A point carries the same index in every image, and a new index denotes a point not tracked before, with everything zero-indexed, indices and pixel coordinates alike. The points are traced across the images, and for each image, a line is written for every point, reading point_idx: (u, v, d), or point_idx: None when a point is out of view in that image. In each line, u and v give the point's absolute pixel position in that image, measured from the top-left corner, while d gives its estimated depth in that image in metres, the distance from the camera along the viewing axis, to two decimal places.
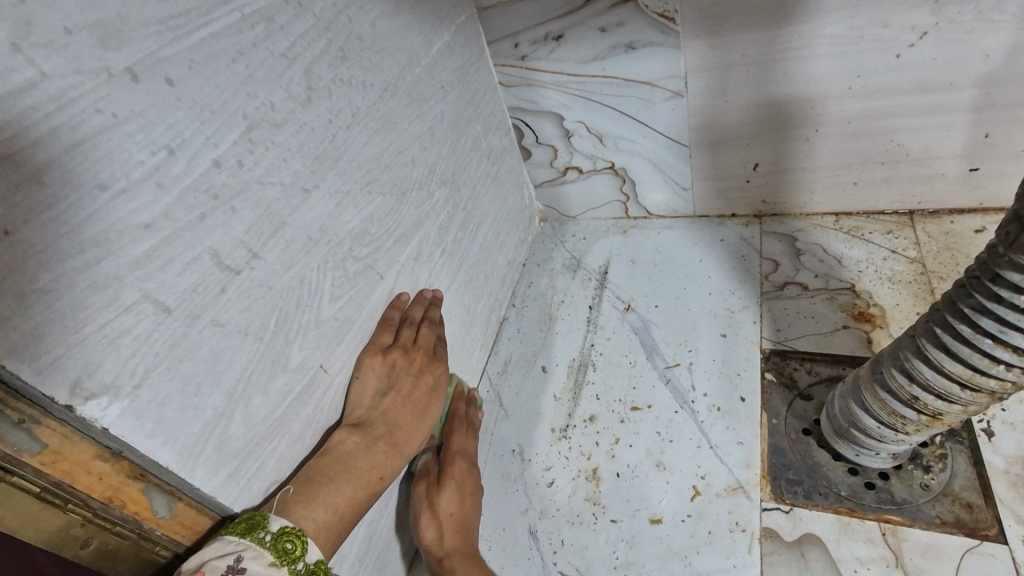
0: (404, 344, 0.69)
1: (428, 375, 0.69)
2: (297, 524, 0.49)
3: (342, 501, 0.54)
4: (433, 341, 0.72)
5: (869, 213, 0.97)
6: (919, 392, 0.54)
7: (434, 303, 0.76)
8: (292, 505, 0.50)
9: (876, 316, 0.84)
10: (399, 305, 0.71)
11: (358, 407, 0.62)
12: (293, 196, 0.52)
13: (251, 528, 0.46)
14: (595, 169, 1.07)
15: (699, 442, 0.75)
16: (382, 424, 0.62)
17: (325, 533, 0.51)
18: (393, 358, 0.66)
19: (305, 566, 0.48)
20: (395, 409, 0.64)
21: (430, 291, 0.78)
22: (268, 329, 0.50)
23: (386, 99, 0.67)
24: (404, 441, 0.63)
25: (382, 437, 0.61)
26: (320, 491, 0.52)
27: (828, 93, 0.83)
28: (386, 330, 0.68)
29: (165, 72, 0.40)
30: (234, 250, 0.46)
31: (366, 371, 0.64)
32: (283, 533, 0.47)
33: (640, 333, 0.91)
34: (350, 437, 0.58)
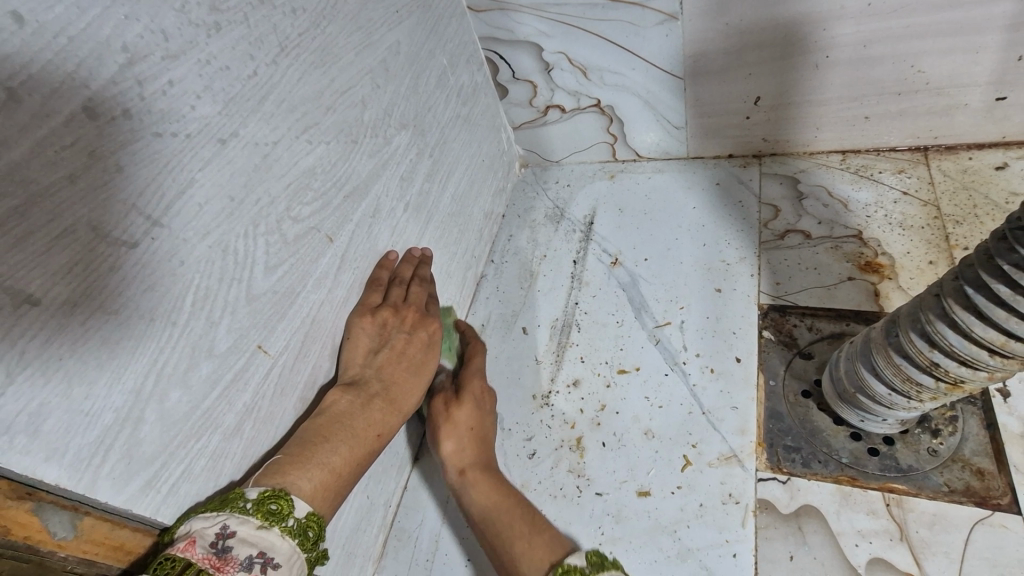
0: (394, 303, 0.65)
1: (423, 331, 0.65)
2: (288, 485, 0.47)
3: (338, 460, 0.52)
4: (427, 299, 0.69)
5: (879, 150, 0.89)
6: (940, 358, 0.48)
7: (424, 261, 0.74)
8: (284, 468, 0.48)
9: (885, 266, 0.77)
10: (387, 265, 0.69)
11: (351, 366, 0.61)
12: (203, 148, 0.43)
13: (228, 500, 0.44)
14: (579, 108, 0.96)
15: (691, 407, 0.70)
16: (377, 382, 0.60)
17: (323, 494, 0.49)
18: (383, 317, 0.63)
19: (295, 521, 0.45)
20: (390, 366, 0.62)
21: (419, 250, 0.75)
22: (182, 311, 0.42)
23: (322, 23, 0.55)
24: (402, 397, 0.61)
25: (377, 395, 0.59)
26: (312, 452, 0.50)
27: (845, 11, 0.72)
28: (374, 292, 0.65)
29: (6, 2, 0.30)
30: (126, 218, 0.38)
31: (356, 332, 0.62)
32: (265, 496, 0.44)
33: (629, 289, 0.84)
34: (343, 397, 0.57)
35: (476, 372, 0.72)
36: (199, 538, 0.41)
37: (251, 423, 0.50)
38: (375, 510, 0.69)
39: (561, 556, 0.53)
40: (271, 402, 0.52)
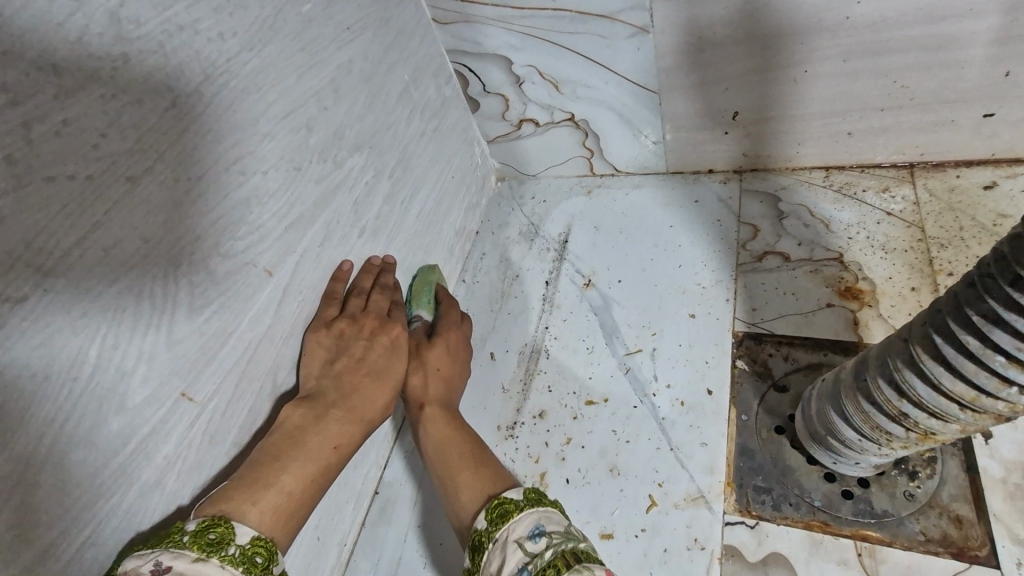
0: (352, 313, 0.65)
1: (383, 336, 0.65)
2: (234, 510, 0.47)
3: (290, 480, 0.52)
4: (389, 305, 0.69)
5: (863, 167, 0.85)
6: (909, 409, 0.45)
7: (386, 270, 0.73)
8: (230, 493, 0.48)
9: (865, 292, 0.73)
10: (341, 277, 0.66)
11: (308, 377, 0.60)
12: (108, 189, 0.40)
13: (165, 536, 0.43)
14: (553, 122, 0.93)
15: (659, 442, 0.66)
16: (335, 391, 0.59)
17: (274, 516, 0.49)
18: (340, 328, 0.63)
19: (238, 548, 0.45)
20: (349, 373, 0.61)
21: (381, 257, 0.73)
22: (84, 366, 0.39)
23: (257, 46, 0.52)
24: (362, 406, 0.61)
25: (334, 405, 0.58)
26: (263, 474, 0.50)
27: (820, 24, 0.69)
28: (329, 305, 0.64)
29: None
30: (10, 272, 0.35)
31: (312, 346, 0.61)
32: (204, 526, 0.44)
33: (600, 313, 0.81)
34: (297, 410, 0.56)
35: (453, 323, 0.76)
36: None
37: (173, 475, 0.47)
38: (327, 549, 0.66)
39: (500, 490, 0.58)
40: (198, 450, 0.49)
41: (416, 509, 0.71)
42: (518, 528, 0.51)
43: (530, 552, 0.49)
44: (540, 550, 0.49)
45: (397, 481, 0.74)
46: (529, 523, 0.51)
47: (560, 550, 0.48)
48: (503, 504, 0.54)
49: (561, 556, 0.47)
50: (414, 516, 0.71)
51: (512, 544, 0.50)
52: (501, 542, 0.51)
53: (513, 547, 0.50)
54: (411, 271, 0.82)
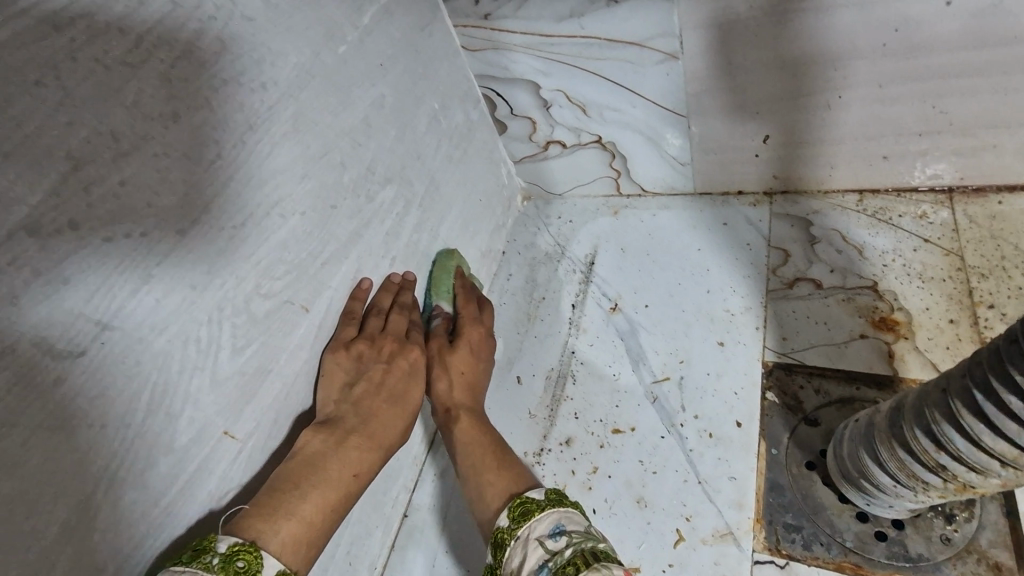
0: (371, 334, 0.64)
1: (402, 359, 0.64)
2: (255, 539, 0.46)
3: (310, 509, 0.50)
4: (407, 325, 0.67)
5: (899, 191, 0.83)
6: (947, 460, 0.45)
7: (405, 287, 0.71)
8: (250, 520, 0.47)
9: (901, 324, 0.72)
10: (360, 296, 0.64)
11: (327, 403, 0.59)
12: (160, 241, 0.42)
13: (197, 554, 0.42)
14: (580, 144, 0.93)
15: (686, 475, 0.67)
16: (354, 418, 0.58)
17: (294, 547, 0.48)
18: (359, 349, 0.61)
19: None
20: (367, 399, 0.60)
21: (399, 274, 0.72)
22: (138, 413, 0.41)
23: (295, 92, 0.54)
24: (381, 432, 0.59)
25: (354, 432, 0.57)
26: (283, 502, 0.49)
27: (855, 50, 0.68)
28: (348, 326, 0.62)
29: None
30: (73, 328, 0.37)
31: (331, 368, 0.60)
32: (234, 551, 0.43)
33: (627, 338, 0.81)
34: (316, 437, 0.55)
35: (473, 320, 0.76)
36: None
37: (216, 510, 0.49)
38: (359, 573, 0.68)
39: (522, 488, 0.60)
40: (238, 485, 0.51)
41: (446, 535, 0.73)
42: (539, 527, 0.53)
43: (550, 550, 0.50)
44: (560, 548, 0.49)
45: (425, 506, 0.75)
46: (549, 523, 0.52)
47: (579, 548, 0.48)
48: (525, 504, 0.55)
49: (581, 555, 0.47)
50: (443, 542, 0.72)
51: (533, 542, 0.52)
52: (523, 540, 0.53)
53: (534, 545, 0.52)
54: (428, 257, 0.80)
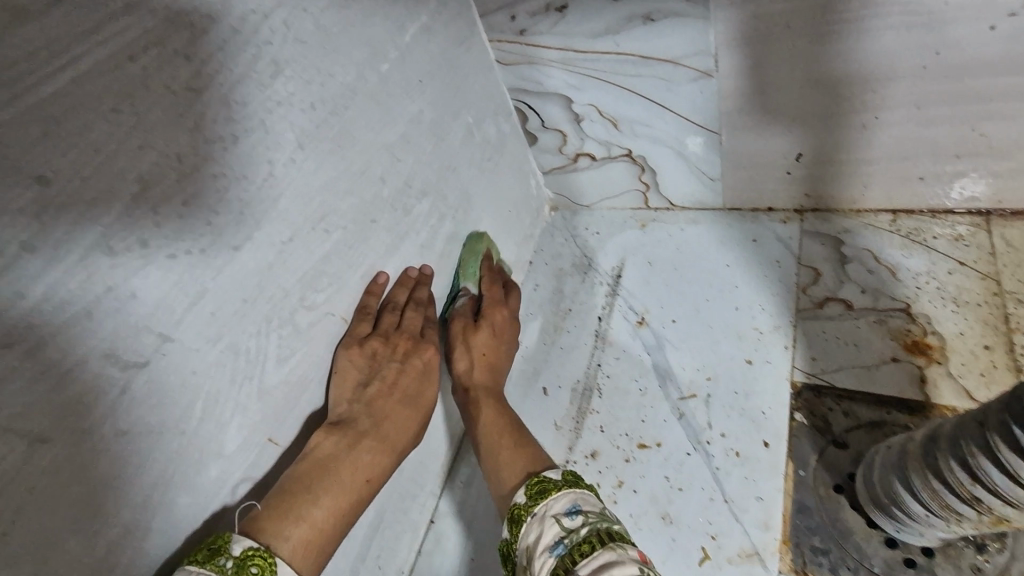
0: (385, 331, 0.63)
1: (416, 358, 0.64)
2: (267, 544, 0.46)
3: (321, 514, 0.50)
4: (423, 322, 0.66)
5: (934, 212, 0.82)
6: (982, 494, 0.46)
7: (421, 282, 0.69)
8: (262, 524, 0.46)
9: (934, 348, 0.72)
10: (375, 291, 0.62)
11: (339, 403, 0.57)
12: (217, 257, 0.44)
13: (211, 554, 0.42)
14: (610, 157, 0.93)
15: (712, 493, 0.67)
16: (367, 419, 0.57)
17: (305, 553, 0.48)
18: (374, 348, 0.60)
19: None
20: (380, 401, 0.59)
21: (416, 269, 0.69)
22: (193, 420, 0.44)
23: (341, 110, 0.56)
24: (393, 434, 0.59)
25: (367, 434, 0.57)
26: (294, 505, 0.48)
27: (893, 72, 0.68)
28: (363, 321, 0.61)
29: (34, 168, 0.33)
30: (138, 340, 0.39)
31: (343, 366, 0.58)
32: (248, 556, 0.43)
33: (654, 353, 0.82)
34: (329, 438, 0.54)
35: (498, 303, 0.78)
36: None
37: None
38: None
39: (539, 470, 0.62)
40: None
41: (472, 542, 0.74)
42: (557, 505, 0.54)
43: (566, 528, 0.51)
44: (576, 526, 0.51)
45: (451, 514, 0.77)
46: (566, 502, 0.53)
47: (595, 527, 0.50)
48: (542, 483, 0.56)
49: (596, 535, 0.49)
50: (469, 550, 0.74)
51: (549, 519, 0.53)
52: (539, 517, 0.54)
53: (550, 521, 0.53)
54: (462, 240, 0.81)
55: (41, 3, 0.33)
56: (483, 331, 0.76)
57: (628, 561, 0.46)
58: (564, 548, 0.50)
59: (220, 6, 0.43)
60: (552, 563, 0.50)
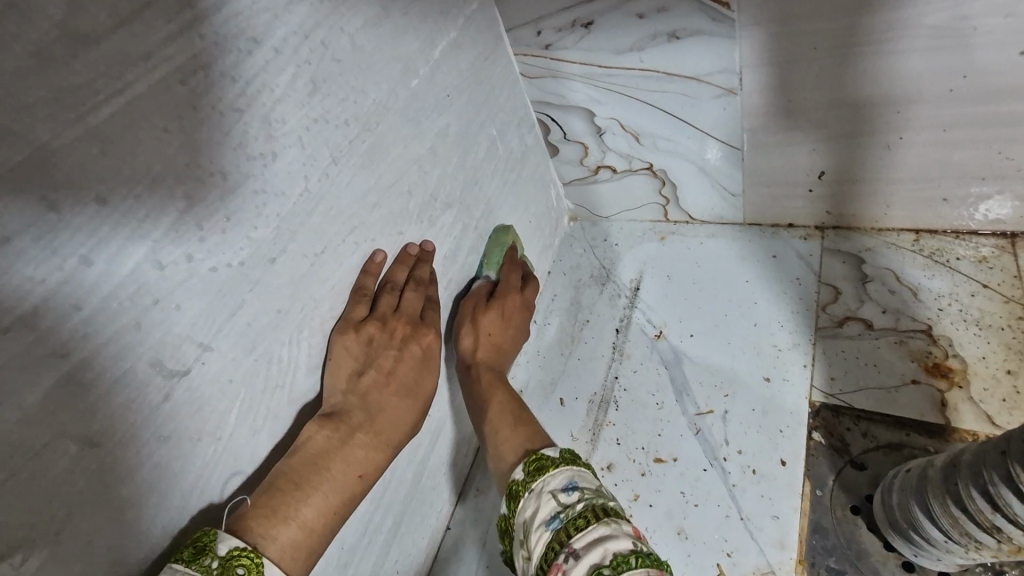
0: (383, 315, 0.60)
1: (414, 345, 0.62)
2: (254, 544, 0.44)
3: (311, 513, 0.48)
4: (422, 304, 0.64)
5: (958, 233, 0.82)
6: (1003, 523, 0.47)
7: (422, 261, 0.66)
8: (249, 523, 0.45)
9: (955, 371, 0.72)
10: (372, 271, 0.60)
11: (333, 393, 0.55)
12: (253, 270, 0.46)
13: (197, 553, 0.41)
14: (631, 170, 0.94)
15: (728, 509, 0.68)
16: (360, 411, 0.56)
17: (293, 553, 0.47)
18: (370, 333, 0.58)
19: None
20: (375, 391, 0.57)
21: (417, 245, 0.66)
22: (227, 426, 0.46)
23: (373, 126, 0.58)
24: (388, 428, 0.57)
25: (360, 428, 0.55)
26: (283, 504, 0.47)
27: (919, 94, 0.68)
28: (358, 304, 0.58)
29: (95, 189, 0.35)
30: (179, 349, 0.41)
31: (338, 352, 0.56)
32: (234, 556, 0.41)
33: (671, 367, 0.82)
34: (321, 432, 0.52)
35: (513, 290, 0.79)
36: None
37: None
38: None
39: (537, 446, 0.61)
40: None
41: (488, 549, 0.76)
42: (553, 482, 0.53)
43: (562, 503, 0.51)
44: (572, 502, 0.51)
45: (467, 520, 0.79)
46: (563, 478, 0.53)
47: (590, 503, 0.50)
48: (541, 461, 0.56)
49: (591, 510, 0.49)
50: (484, 556, 0.75)
51: (546, 495, 0.53)
52: (536, 493, 0.54)
53: (547, 497, 0.53)
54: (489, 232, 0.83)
55: (103, 30, 0.34)
56: (493, 311, 0.76)
57: (623, 536, 0.47)
58: (560, 522, 0.50)
59: (263, 28, 0.44)
60: (547, 537, 0.50)
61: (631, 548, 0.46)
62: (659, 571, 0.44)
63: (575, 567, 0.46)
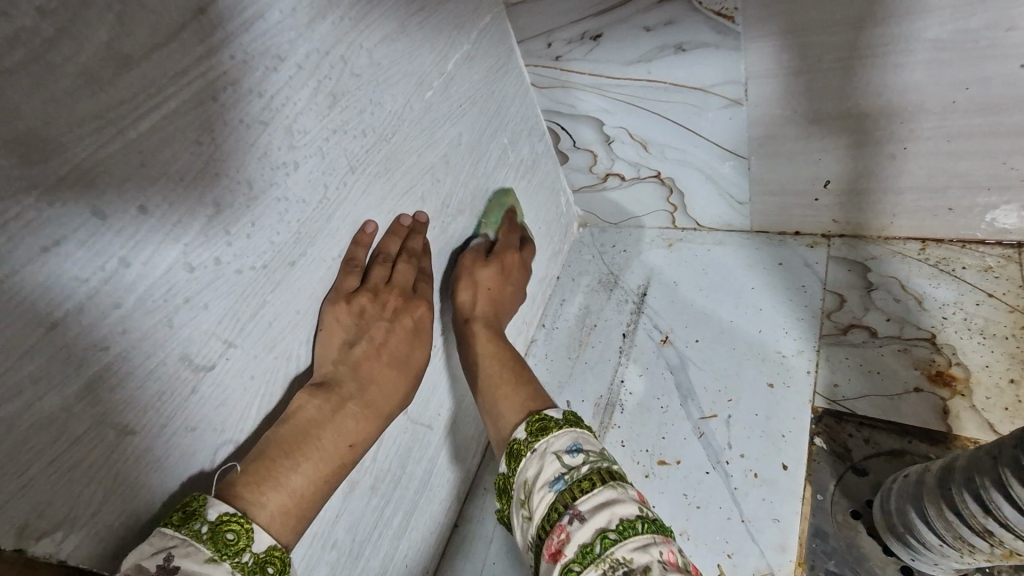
0: (375, 286, 0.60)
1: (406, 317, 0.63)
2: (244, 510, 0.45)
3: (301, 481, 0.49)
4: (415, 277, 0.64)
5: (964, 242, 0.83)
6: (994, 526, 0.49)
7: (415, 231, 0.65)
8: (239, 491, 0.45)
9: (958, 379, 0.73)
10: (363, 241, 0.59)
11: (324, 362, 0.56)
12: (274, 272, 0.50)
13: (186, 518, 0.41)
14: (639, 177, 0.96)
15: (730, 512, 0.69)
16: (352, 382, 0.57)
17: (283, 519, 0.47)
18: (361, 305, 0.58)
19: (252, 556, 0.43)
20: (366, 362, 0.58)
21: (410, 216, 0.66)
22: (248, 418, 0.49)
23: (389, 137, 0.61)
24: (378, 399, 0.58)
25: (350, 399, 0.56)
26: (273, 471, 0.47)
27: (923, 106, 0.69)
28: (350, 275, 0.58)
29: (136, 199, 0.38)
30: (206, 346, 0.44)
31: (330, 323, 0.56)
32: (224, 521, 0.42)
33: (676, 371, 0.84)
34: (311, 402, 0.53)
35: (510, 248, 0.80)
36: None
37: None
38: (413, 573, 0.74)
39: (540, 407, 0.62)
40: None
41: (494, 546, 0.77)
42: (558, 442, 0.55)
43: (567, 464, 0.52)
44: (576, 464, 0.52)
45: (475, 518, 0.81)
46: (567, 440, 0.54)
47: (596, 466, 0.51)
48: (545, 421, 0.57)
49: (597, 473, 0.51)
50: (490, 554, 0.77)
51: (550, 455, 0.54)
52: (539, 453, 0.55)
53: (551, 457, 0.54)
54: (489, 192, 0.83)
55: (142, 50, 0.37)
56: (492, 267, 0.76)
57: (628, 500, 0.49)
58: (564, 483, 0.51)
59: (287, 45, 0.47)
60: (551, 497, 0.51)
61: (637, 512, 0.48)
62: (664, 537, 0.47)
63: (580, 528, 0.48)
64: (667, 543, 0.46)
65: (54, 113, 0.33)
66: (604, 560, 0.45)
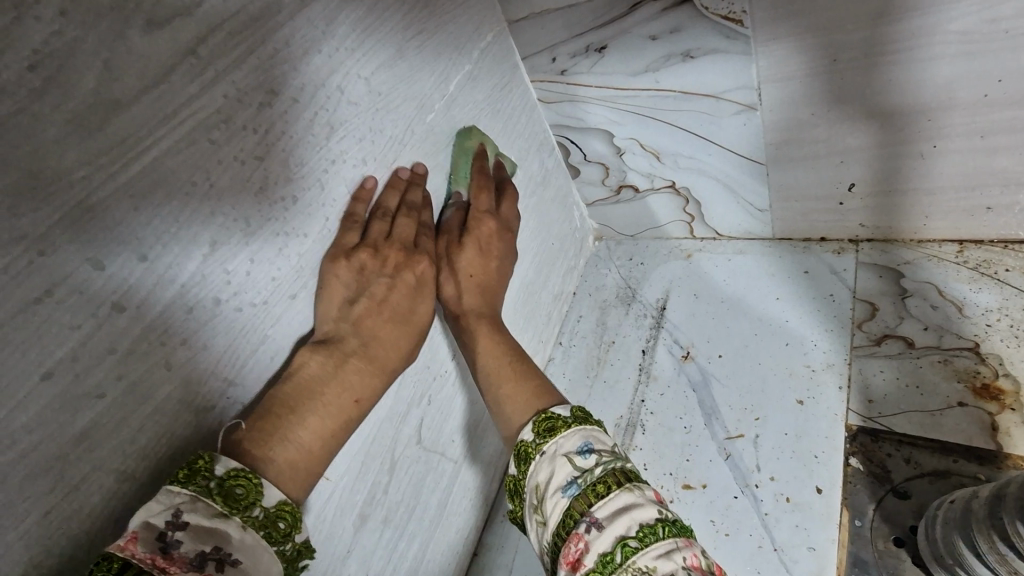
0: (375, 241, 0.56)
1: (407, 273, 0.57)
2: (253, 466, 0.42)
3: (309, 436, 0.46)
4: (415, 229, 0.59)
5: (1006, 242, 0.78)
6: None
7: (415, 184, 0.62)
8: (246, 446, 0.43)
9: (1006, 393, 0.68)
10: (363, 197, 0.56)
11: (326, 320, 0.53)
12: (274, 307, 0.49)
13: (192, 474, 0.39)
14: (653, 188, 0.93)
15: (761, 540, 0.65)
16: (354, 338, 0.53)
17: (292, 474, 0.44)
18: (362, 260, 0.54)
19: (263, 510, 0.40)
20: (369, 318, 0.54)
21: (407, 169, 0.62)
22: None
23: (390, 162, 0.60)
24: (382, 353, 0.55)
25: (354, 354, 0.52)
26: (280, 426, 0.45)
27: (952, 101, 0.65)
28: (349, 230, 0.55)
29: (130, 243, 0.38)
30: (206, 385, 0.44)
31: (330, 279, 0.53)
32: (232, 476, 0.40)
33: (699, 389, 0.80)
34: (315, 356, 0.50)
35: (484, 213, 0.68)
36: (143, 533, 0.36)
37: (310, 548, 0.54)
38: None
39: (547, 403, 0.57)
40: (331, 522, 0.56)
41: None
42: (567, 444, 0.51)
43: (580, 467, 0.49)
44: (590, 466, 0.49)
45: (494, 547, 0.79)
46: (578, 438, 0.51)
47: (610, 467, 0.49)
48: (552, 420, 0.53)
49: (613, 475, 0.48)
50: None
51: (561, 457, 0.50)
52: (549, 455, 0.51)
53: (562, 460, 0.50)
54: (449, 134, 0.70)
55: (132, 93, 0.37)
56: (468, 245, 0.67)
57: (647, 503, 0.47)
58: (578, 488, 0.48)
59: (281, 79, 0.47)
60: (565, 504, 0.48)
61: (658, 517, 0.46)
62: (687, 539, 0.45)
63: (598, 537, 0.45)
64: (690, 547, 0.44)
65: (41, 163, 0.33)
66: (627, 569, 0.43)
